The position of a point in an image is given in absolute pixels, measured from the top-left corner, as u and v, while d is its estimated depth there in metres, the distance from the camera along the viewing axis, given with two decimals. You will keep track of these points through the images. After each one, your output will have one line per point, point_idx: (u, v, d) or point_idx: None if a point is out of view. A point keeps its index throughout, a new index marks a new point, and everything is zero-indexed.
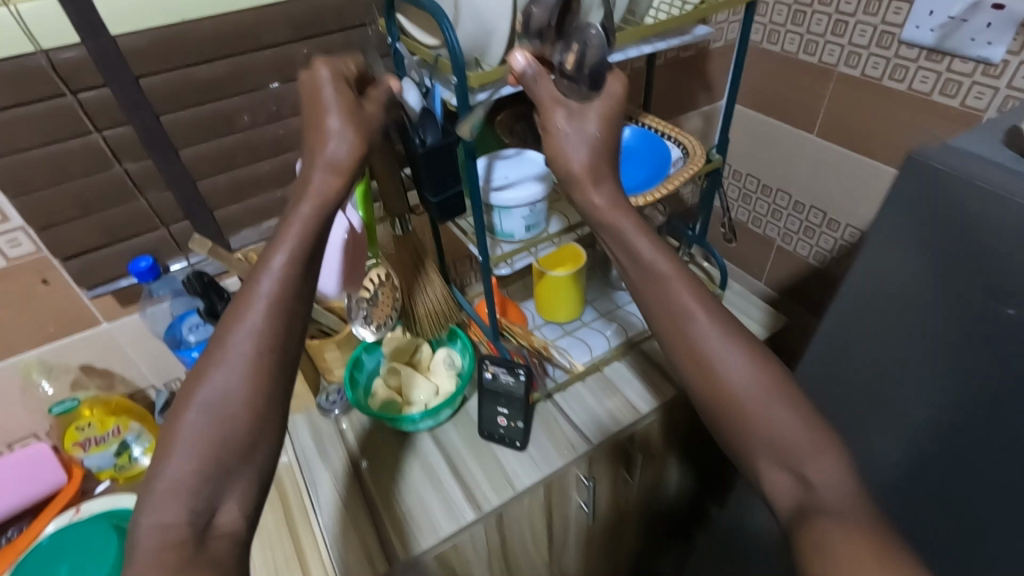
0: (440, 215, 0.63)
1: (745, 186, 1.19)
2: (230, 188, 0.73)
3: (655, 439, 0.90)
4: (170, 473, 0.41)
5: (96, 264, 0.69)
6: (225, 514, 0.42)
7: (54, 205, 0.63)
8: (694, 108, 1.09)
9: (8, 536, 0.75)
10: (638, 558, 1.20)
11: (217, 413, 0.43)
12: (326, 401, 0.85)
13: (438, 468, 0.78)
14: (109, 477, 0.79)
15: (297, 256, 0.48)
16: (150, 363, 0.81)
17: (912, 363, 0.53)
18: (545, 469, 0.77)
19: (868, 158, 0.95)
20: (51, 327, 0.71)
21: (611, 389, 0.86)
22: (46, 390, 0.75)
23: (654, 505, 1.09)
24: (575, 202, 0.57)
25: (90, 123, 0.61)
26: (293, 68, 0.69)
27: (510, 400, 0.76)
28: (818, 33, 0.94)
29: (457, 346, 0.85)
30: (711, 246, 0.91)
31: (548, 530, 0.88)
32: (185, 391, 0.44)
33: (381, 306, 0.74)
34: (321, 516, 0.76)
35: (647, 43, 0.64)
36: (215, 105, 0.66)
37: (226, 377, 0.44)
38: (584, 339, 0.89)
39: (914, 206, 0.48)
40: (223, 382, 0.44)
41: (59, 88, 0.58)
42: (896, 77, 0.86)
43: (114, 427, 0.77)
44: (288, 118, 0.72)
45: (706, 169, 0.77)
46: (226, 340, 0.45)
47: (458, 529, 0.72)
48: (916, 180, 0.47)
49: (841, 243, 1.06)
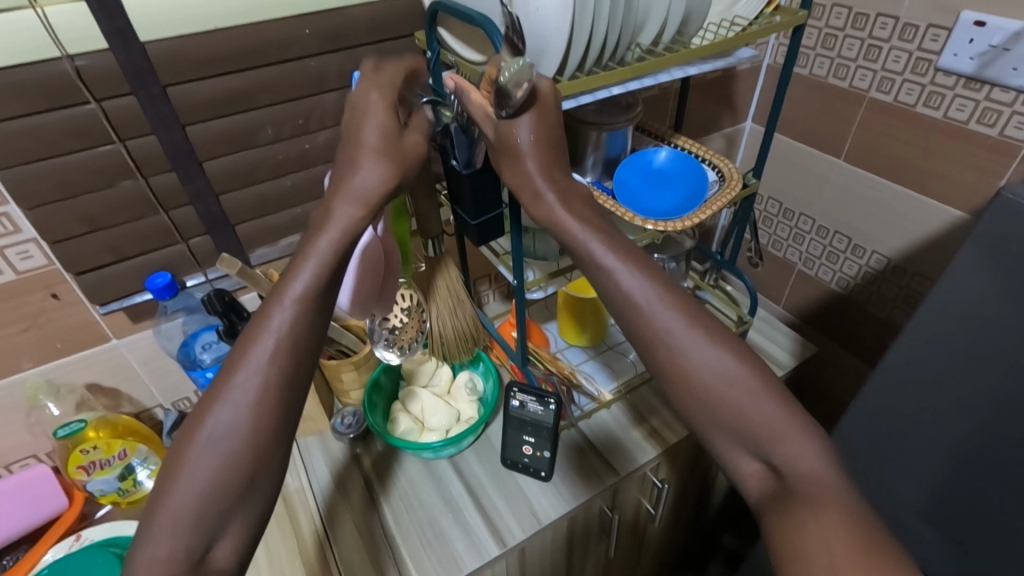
0: (478, 237, 0.63)
1: (767, 210, 1.18)
2: (253, 203, 0.70)
3: (679, 470, 0.87)
4: (199, 517, 0.39)
5: (110, 280, 0.66)
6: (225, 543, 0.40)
7: (69, 215, 0.60)
8: (719, 130, 1.07)
9: (3, 564, 0.71)
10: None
11: (250, 452, 0.41)
12: (341, 424, 0.80)
13: (459, 499, 0.74)
14: (110, 502, 0.75)
15: (331, 283, 0.46)
16: (160, 383, 0.78)
17: (987, 393, 0.54)
18: (571, 502, 0.73)
19: (900, 186, 0.93)
20: (59, 343, 0.68)
21: (638, 418, 0.83)
22: (52, 411, 0.70)
23: (671, 536, 1.05)
24: (618, 229, 0.53)
25: (115, 134, 0.59)
26: (324, 82, 0.67)
27: (537, 429, 0.73)
28: (849, 57, 0.92)
29: (480, 369, 0.82)
30: (740, 272, 0.89)
31: (566, 564, 0.84)
32: (205, 425, 0.41)
33: (407, 329, 0.70)
34: (335, 549, 0.71)
35: (692, 65, 0.62)
36: (239, 117, 0.64)
37: (254, 414, 0.42)
38: (610, 364, 0.87)
39: (999, 241, 0.50)
40: (251, 417, 0.41)
41: (84, 95, 0.56)
42: (931, 104, 0.85)
43: (120, 450, 0.72)
44: (315, 132, 0.69)
45: (742, 194, 0.75)
46: (255, 373, 0.42)
47: (482, 565, 0.68)
48: (1010, 214, 0.49)
49: (866, 269, 1.04)
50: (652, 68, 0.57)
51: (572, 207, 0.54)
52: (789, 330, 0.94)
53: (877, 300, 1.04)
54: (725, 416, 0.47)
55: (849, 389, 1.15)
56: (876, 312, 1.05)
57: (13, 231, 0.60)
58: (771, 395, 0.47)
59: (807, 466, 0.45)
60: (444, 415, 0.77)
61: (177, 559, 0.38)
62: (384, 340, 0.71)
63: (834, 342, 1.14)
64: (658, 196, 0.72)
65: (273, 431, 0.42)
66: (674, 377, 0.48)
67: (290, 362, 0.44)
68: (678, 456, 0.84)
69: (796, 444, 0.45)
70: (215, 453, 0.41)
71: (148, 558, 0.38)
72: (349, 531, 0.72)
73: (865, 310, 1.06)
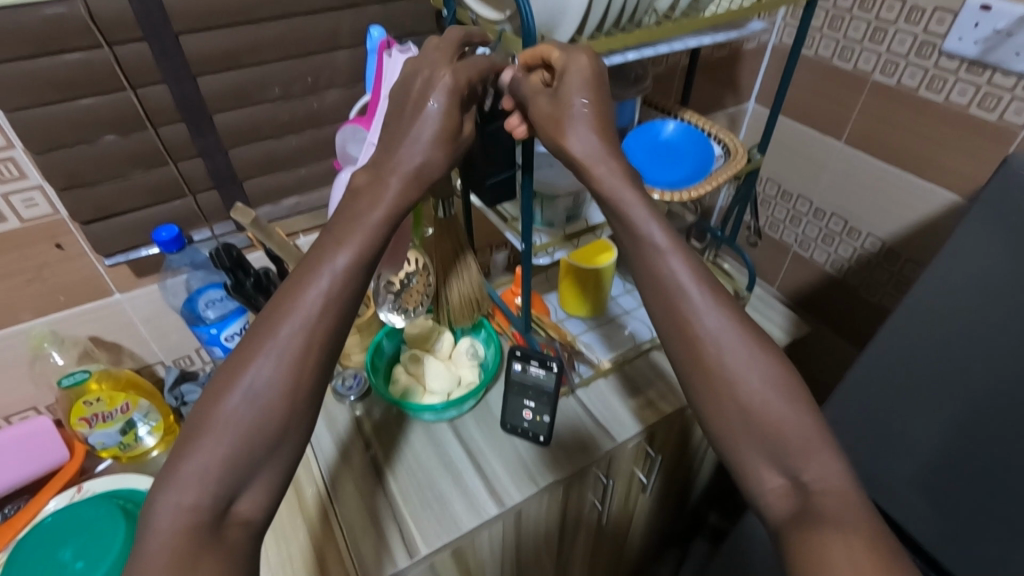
0: (491, 199, 0.64)
1: (766, 191, 1.19)
2: (262, 161, 0.70)
3: (674, 441, 0.89)
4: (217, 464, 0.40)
5: (118, 231, 0.65)
6: (243, 487, 0.41)
7: (80, 164, 0.60)
8: (722, 110, 1.08)
9: (5, 513, 0.71)
10: (637, 559, 1.20)
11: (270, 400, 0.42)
12: (342, 387, 0.81)
13: (458, 461, 0.75)
14: (110, 456, 0.76)
15: (348, 248, 0.47)
16: (161, 340, 0.78)
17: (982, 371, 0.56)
18: (569, 467, 0.75)
19: (900, 169, 0.94)
20: (62, 296, 0.68)
21: (634, 389, 0.84)
22: (57, 360, 0.70)
23: (660, 509, 1.08)
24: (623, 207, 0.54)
25: (126, 82, 0.58)
26: (335, 39, 0.66)
27: (538, 393, 0.75)
28: (855, 39, 0.93)
29: (481, 336, 0.83)
30: (740, 249, 0.90)
31: (561, 528, 0.86)
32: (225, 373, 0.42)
33: (413, 292, 0.71)
34: (336, 504, 0.72)
35: (705, 35, 0.62)
36: (250, 71, 0.63)
37: (274, 371, 0.43)
38: (609, 335, 0.89)
39: None
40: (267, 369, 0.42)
41: (96, 39, 0.55)
42: (933, 87, 0.86)
43: (123, 404, 0.73)
44: (323, 91, 0.69)
45: (746, 169, 0.76)
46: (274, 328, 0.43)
47: (480, 524, 0.70)
48: None
49: (861, 252, 1.05)
50: (666, 33, 0.57)
51: (590, 168, 0.54)
52: (783, 308, 0.96)
53: (870, 283, 1.06)
54: (728, 382, 0.47)
55: (837, 371, 1.18)
56: (868, 295, 1.07)
57: (19, 177, 0.59)
58: (774, 359, 0.48)
59: (816, 447, 0.45)
60: (445, 379, 0.78)
61: (198, 502, 0.39)
62: (389, 304, 0.72)
63: (825, 324, 1.16)
64: (665, 167, 0.72)
65: (290, 385, 0.43)
66: (684, 340, 0.49)
67: (306, 323, 0.44)
68: (674, 426, 0.86)
69: (797, 410, 0.46)
70: (234, 401, 0.42)
71: (172, 502, 0.39)
72: (350, 491, 0.73)
73: (858, 293, 1.08)
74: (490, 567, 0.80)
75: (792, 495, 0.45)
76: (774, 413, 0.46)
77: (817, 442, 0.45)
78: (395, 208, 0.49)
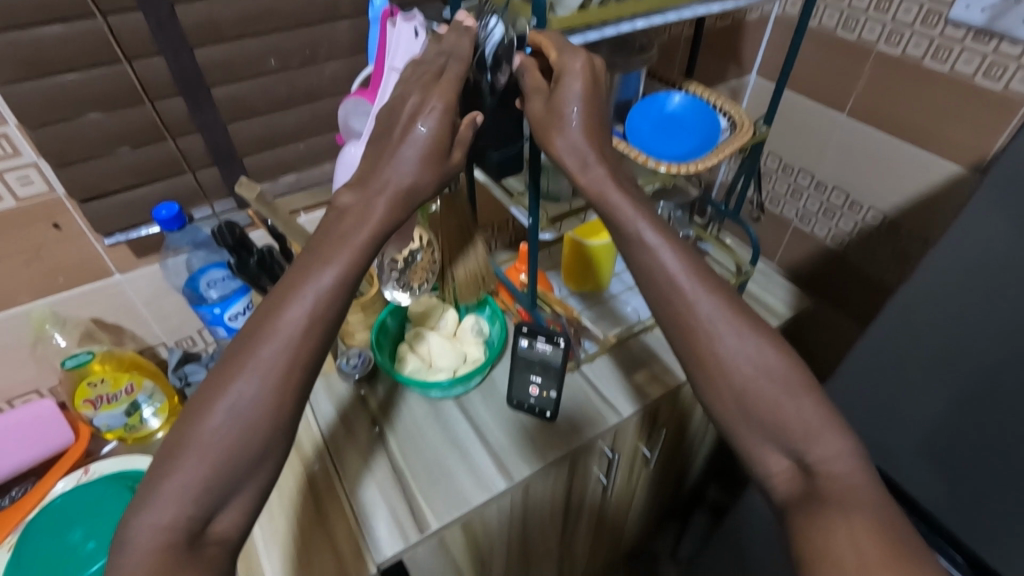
0: (498, 172, 0.63)
1: (767, 166, 1.18)
2: (262, 136, 0.68)
3: (677, 415, 0.90)
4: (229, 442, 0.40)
5: (117, 209, 0.64)
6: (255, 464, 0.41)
7: (75, 138, 0.58)
8: (724, 83, 1.06)
9: (12, 495, 0.71)
10: (639, 531, 1.22)
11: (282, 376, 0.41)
12: (347, 365, 0.81)
13: (465, 438, 0.76)
14: (116, 438, 0.75)
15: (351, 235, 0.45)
16: (163, 321, 0.77)
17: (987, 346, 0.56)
18: (576, 441, 0.75)
19: (903, 141, 0.94)
20: (61, 276, 0.66)
21: (639, 364, 0.84)
22: (58, 342, 0.70)
23: (662, 483, 1.09)
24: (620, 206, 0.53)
25: (121, 53, 0.57)
26: (334, 10, 0.64)
27: (545, 369, 0.75)
28: (860, 8, 0.92)
29: (486, 313, 0.83)
30: (744, 223, 0.90)
31: (566, 503, 0.87)
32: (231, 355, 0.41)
33: (418, 269, 0.72)
34: (345, 481, 0.72)
35: (714, 2, 0.61)
36: (248, 43, 0.61)
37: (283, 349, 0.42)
38: (613, 311, 0.89)
39: None
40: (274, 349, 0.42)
41: (88, 9, 0.53)
42: (938, 57, 0.85)
43: (127, 385, 0.72)
44: (322, 63, 0.67)
45: (752, 141, 0.76)
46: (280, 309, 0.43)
47: (489, 499, 0.70)
48: None
49: (862, 225, 1.05)
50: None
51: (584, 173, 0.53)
52: (785, 282, 0.96)
53: (870, 257, 1.06)
54: (740, 354, 0.47)
55: (835, 345, 1.18)
56: (868, 269, 1.07)
57: (13, 153, 0.58)
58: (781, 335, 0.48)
59: (824, 415, 0.45)
60: (451, 356, 0.78)
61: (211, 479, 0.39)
62: (394, 281, 0.73)
63: (824, 299, 1.17)
64: (670, 140, 0.71)
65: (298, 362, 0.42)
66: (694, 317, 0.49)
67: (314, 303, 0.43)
68: (678, 401, 0.86)
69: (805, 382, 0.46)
70: (240, 378, 0.42)
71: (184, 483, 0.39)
72: (358, 468, 0.73)
73: (858, 267, 1.09)
74: (496, 542, 0.81)
75: (801, 462, 0.46)
76: (782, 384, 0.46)
77: (824, 414, 0.46)
78: (402, 183, 0.48)
